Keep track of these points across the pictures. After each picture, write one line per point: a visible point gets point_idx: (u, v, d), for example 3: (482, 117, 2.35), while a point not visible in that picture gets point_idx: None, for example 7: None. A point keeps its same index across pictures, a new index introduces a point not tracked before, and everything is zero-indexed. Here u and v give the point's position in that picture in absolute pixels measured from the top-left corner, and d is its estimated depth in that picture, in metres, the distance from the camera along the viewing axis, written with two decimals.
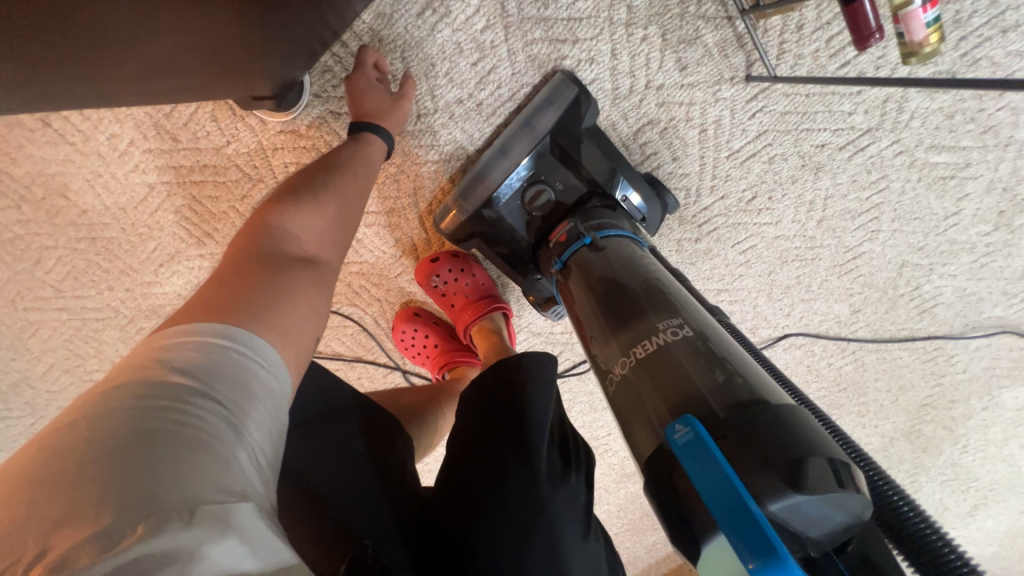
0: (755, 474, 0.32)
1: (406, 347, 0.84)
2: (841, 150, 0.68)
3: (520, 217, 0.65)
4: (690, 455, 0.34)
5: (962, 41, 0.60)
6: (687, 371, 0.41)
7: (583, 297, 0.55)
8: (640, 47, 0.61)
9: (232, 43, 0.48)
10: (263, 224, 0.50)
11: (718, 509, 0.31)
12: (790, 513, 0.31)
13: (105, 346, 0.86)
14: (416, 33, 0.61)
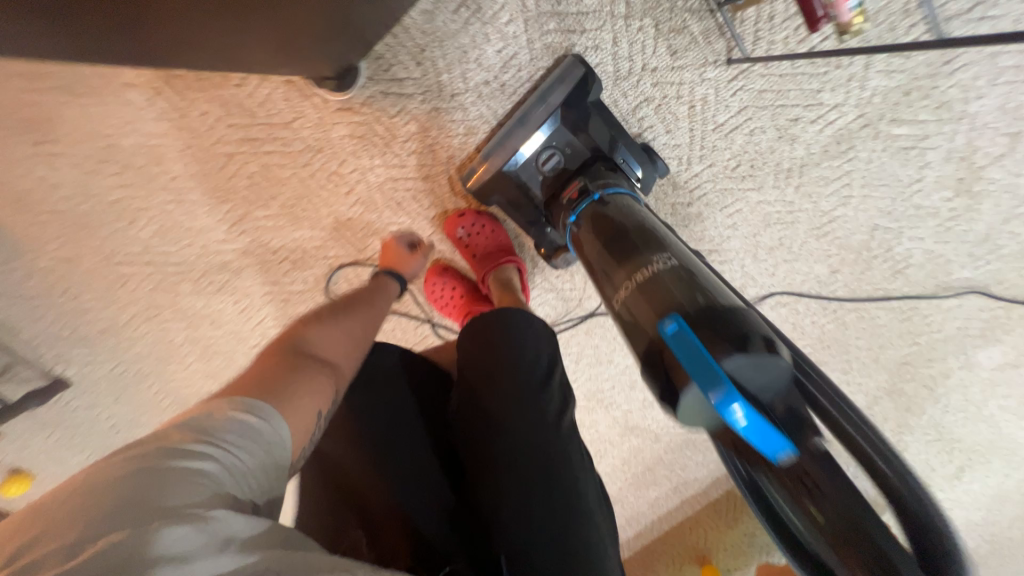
0: (718, 346, 0.44)
1: (435, 298, 0.97)
2: (812, 124, 0.79)
3: (534, 179, 0.77)
4: (673, 338, 0.46)
5: (912, 28, 0.71)
6: (673, 288, 0.53)
7: (590, 242, 0.66)
8: (637, 35, 0.74)
9: (307, 35, 0.63)
10: (295, 335, 0.65)
11: (692, 367, 0.44)
12: (743, 371, 0.43)
13: (178, 298, 1.00)
14: (452, 26, 0.75)
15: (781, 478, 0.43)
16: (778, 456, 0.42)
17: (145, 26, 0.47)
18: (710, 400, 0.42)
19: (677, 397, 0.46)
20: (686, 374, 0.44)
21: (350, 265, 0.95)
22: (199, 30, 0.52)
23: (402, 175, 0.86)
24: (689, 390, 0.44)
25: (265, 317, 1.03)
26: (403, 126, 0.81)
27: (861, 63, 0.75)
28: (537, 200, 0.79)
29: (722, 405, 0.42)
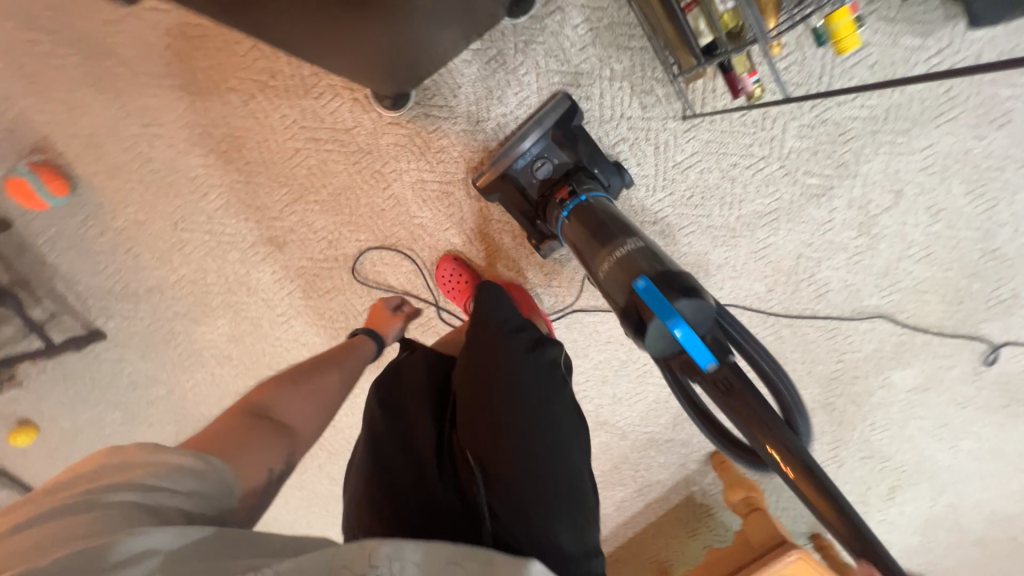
0: (669, 292, 0.63)
1: (444, 281, 1.15)
2: (747, 170, 1.05)
3: (531, 182, 1.01)
4: (641, 287, 0.65)
5: (813, 108, 0.99)
6: (640, 261, 0.72)
7: (578, 232, 0.88)
8: (618, 92, 1.00)
9: (377, 64, 0.85)
10: (261, 398, 0.82)
11: (654, 305, 0.62)
12: (691, 310, 0.61)
13: (225, 264, 1.18)
14: (482, 72, 1.00)
15: (716, 387, 0.58)
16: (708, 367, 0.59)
17: (282, 41, 0.71)
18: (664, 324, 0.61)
19: (641, 328, 0.64)
20: (650, 310, 0.63)
21: (377, 250, 1.16)
22: (304, 47, 0.74)
23: (431, 178, 1.09)
24: (652, 321, 0.62)
25: (297, 288, 1.21)
26: (436, 140, 1.06)
27: (782, 128, 1.01)
28: (533, 199, 1.01)
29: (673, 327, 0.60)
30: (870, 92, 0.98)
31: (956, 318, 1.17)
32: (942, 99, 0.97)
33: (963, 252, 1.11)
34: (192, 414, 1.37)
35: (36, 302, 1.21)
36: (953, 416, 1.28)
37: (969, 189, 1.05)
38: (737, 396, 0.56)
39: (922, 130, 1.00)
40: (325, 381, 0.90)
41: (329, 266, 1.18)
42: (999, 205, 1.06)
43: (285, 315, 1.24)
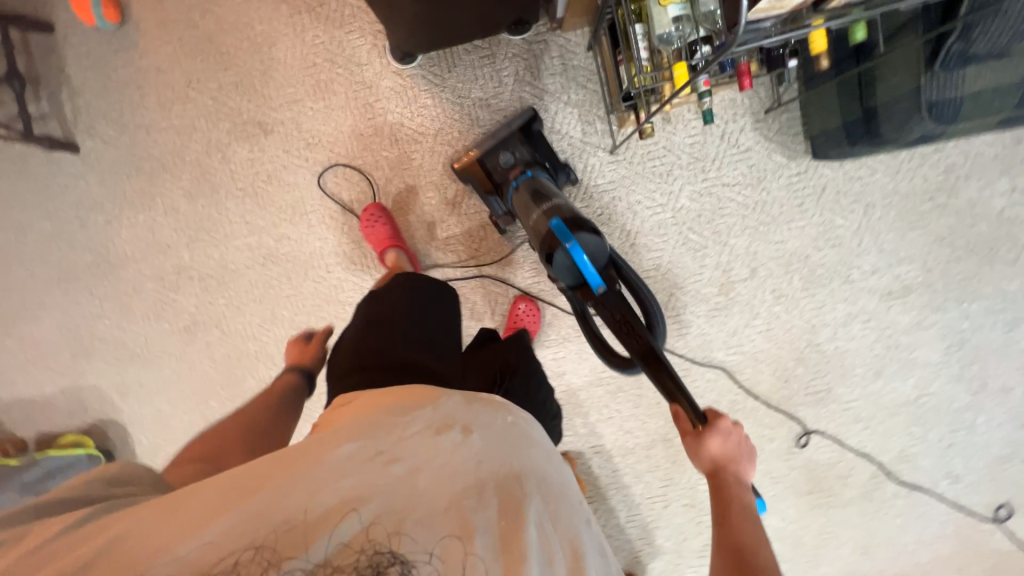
0: (576, 229, 0.92)
1: (367, 223, 1.32)
2: (647, 209, 1.32)
3: (496, 168, 1.20)
4: (554, 226, 0.92)
5: (704, 181, 1.30)
6: (561, 207, 0.99)
7: (523, 199, 1.08)
8: (568, 116, 1.29)
9: (409, 26, 1.11)
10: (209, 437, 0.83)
11: (563, 238, 0.91)
12: (589, 241, 0.92)
13: (213, 129, 1.37)
14: (475, 63, 1.30)
15: (610, 302, 0.91)
16: (597, 287, 0.91)
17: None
18: (567, 247, 0.90)
19: (553, 254, 0.92)
20: (558, 240, 0.91)
21: (344, 166, 1.36)
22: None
23: (409, 125, 1.33)
24: (558, 248, 0.91)
25: (263, 171, 1.38)
26: (424, 98, 1.32)
27: (680, 186, 1.31)
28: (495, 180, 1.21)
29: (574, 250, 0.90)
30: (746, 184, 1.30)
31: (781, 393, 1.40)
32: (792, 209, 1.30)
33: (793, 336, 1.37)
34: (116, 250, 1.44)
35: (35, 98, 1.35)
36: (767, 488, 1.45)
37: (804, 285, 1.34)
38: (627, 324, 0.90)
39: (776, 227, 1.31)
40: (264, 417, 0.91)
41: (298, 164, 1.37)
42: (824, 307, 1.35)
43: (244, 192, 1.39)
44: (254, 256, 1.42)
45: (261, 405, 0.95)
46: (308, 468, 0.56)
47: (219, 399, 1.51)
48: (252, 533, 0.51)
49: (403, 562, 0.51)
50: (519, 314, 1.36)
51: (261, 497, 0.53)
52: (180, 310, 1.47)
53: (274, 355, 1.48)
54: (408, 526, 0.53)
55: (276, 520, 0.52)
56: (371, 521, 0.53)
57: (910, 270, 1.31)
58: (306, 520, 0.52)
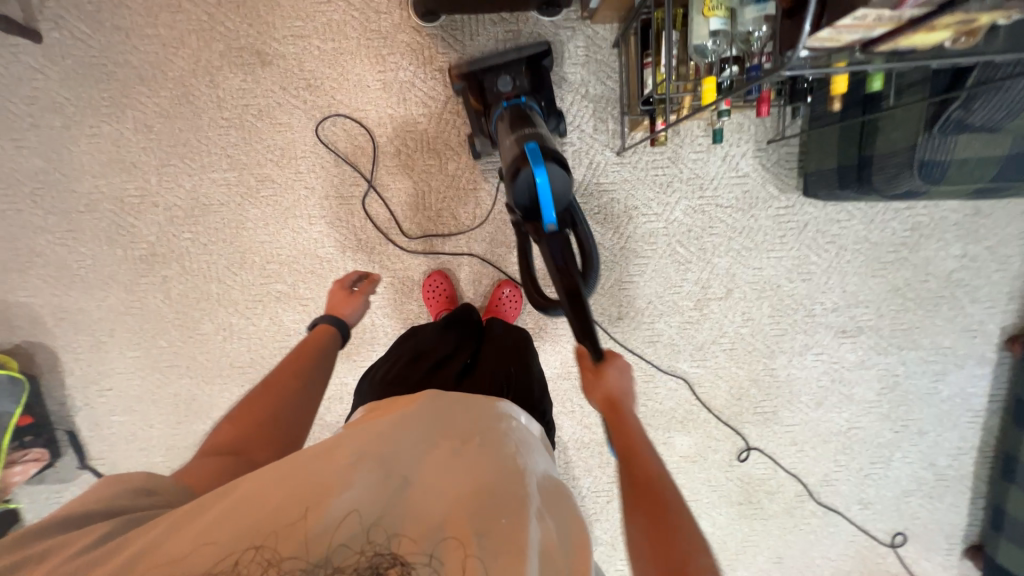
0: (551, 161, 0.87)
1: (427, 290, 1.35)
2: (642, 217, 1.35)
3: (491, 89, 1.11)
4: (528, 148, 0.87)
5: (700, 198, 1.34)
6: (539, 137, 0.94)
7: (506, 123, 1.02)
8: (582, 108, 1.28)
9: None
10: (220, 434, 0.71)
11: (535, 165, 0.85)
12: (558, 175, 0.87)
13: (204, 49, 1.25)
14: (499, 36, 1.25)
15: (556, 244, 0.89)
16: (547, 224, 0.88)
17: None
18: (533, 174, 0.85)
19: (518, 175, 0.86)
20: (530, 162, 0.85)
21: (344, 116, 1.29)
22: None
23: (420, 86, 1.28)
24: (524, 169, 0.86)
25: (253, 105, 1.28)
26: (440, 62, 1.26)
27: (677, 199, 1.34)
28: (487, 102, 1.12)
29: (540, 180, 0.85)
30: (737, 209, 1.35)
31: (732, 409, 1.49)
32: (774, 239, 1.37)
33: (753, 359, 1.45)
34: (71, 160, 1.30)
35: None
36: (704, 495, 1.55)
37: (771, 313, 1.42)
38: (567, 273, 0.87)
39: (757, 255, 1.38)
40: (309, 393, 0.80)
41: (294, 103, 1.29)
42: (784, 336, 1.43)
43: (229, 123, 1.29)
44: (231, 193, 1.33)
45: (282, 379, 0.79)
46: (319, 470, 0.58)
47: (169, 339, 1.42)
48: (260, 533, 0.52)
49: (404, 565, 0.52)
50: (502, 298, 1.36)
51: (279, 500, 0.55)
52: (137, 237, 1.35)
53: (237, 301, 1.40)
54: (409, 530, 0.55)
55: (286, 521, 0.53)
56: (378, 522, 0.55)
57: (865, 313, 1.42)
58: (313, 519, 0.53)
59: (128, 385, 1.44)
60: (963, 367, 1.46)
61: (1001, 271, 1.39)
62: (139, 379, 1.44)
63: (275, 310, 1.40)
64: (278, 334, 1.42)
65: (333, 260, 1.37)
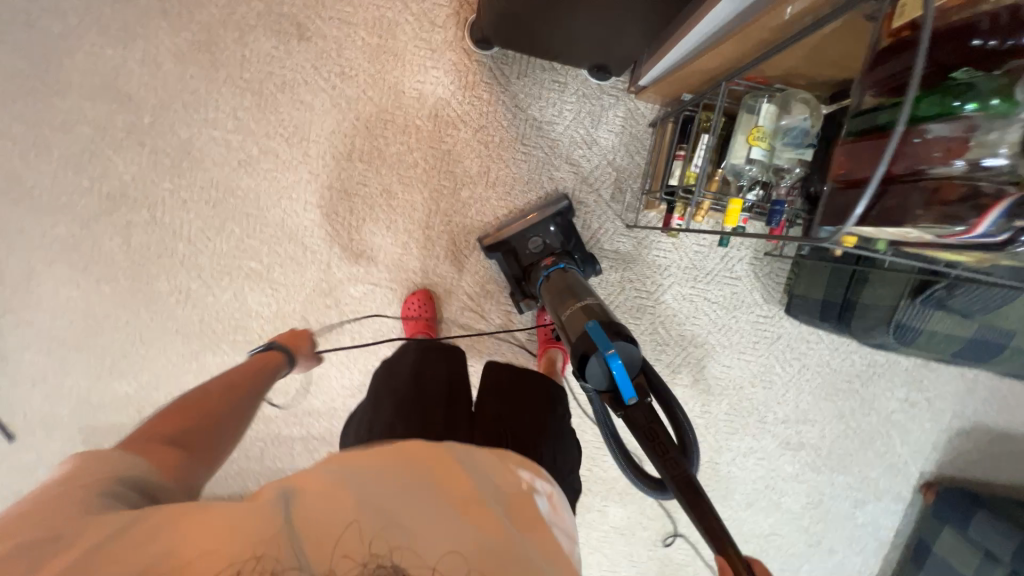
0: (617, 337, 0.80)
1: (405, 306, 1.32)
2: (633, 291, 1.37)
3: (526, 252, 1.24)
4: (591, 328, 0.81)
5: (691, 290, 1.38)
6: (595, 312, 0.89)
7: (556, 301, 1.02)
8: (605, 174, 1.29)
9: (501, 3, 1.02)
10: (199, 405, 0.79)
11: (602, 343, 0.79)
12: (627, 349, 0.79)
13: (243, 5, 1.19)
14: (544, 82, 1.25)
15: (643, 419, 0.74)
16: (627, 399, 0.76)
17: None
18: (606, 353, 0.77)
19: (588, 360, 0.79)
20: (596, 345, 0.79)
21: (370, 113, 1.24)
22: None
23: (455, 104, 1.25)
24: (595, 354, 0.78)
25: (277, 76, 1.22)
26: (480, 89, 1.25)
27: (669, 284, 1.37)
28: (524, 263, 1.24)
29: (613, 356, 0.76)
30: (723, 306, 1.39)
31: None
32: (748, 343, 1.42)
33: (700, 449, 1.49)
34: (58, 72, 1.19)
35: None
36: (622, 568, 1.56)
37: (728, 410, 1.47)
38: (660, 444, 0.70)
39: (728, 354, 1.43)
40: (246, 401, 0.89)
41: (320, 84, 1.23)
42: (733, 435, 1.48)
43: (245, 84, 1.22)
44: (226, 156, 1.25)
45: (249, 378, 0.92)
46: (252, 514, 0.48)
47: (114, 287, 1.30)
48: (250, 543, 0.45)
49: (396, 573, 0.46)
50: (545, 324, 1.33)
51: (226, 517, 0.48)
52: (109, 172, 1.24)
53: (201, 267, 1.30)
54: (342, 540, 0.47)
55: (237, 548, 0.45)
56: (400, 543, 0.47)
57: (809, 432, 1.50)
58: (304, 536, 0.47)
59: (53, 324, 1.31)
60: (880, 501, 1.56)
61: (932, 421, 1.50)
62: (67, 320, 1.31)
63: (240, 287, 1.31)
64: (237, 312, 1.33)
65: (316, 253, 1.31)
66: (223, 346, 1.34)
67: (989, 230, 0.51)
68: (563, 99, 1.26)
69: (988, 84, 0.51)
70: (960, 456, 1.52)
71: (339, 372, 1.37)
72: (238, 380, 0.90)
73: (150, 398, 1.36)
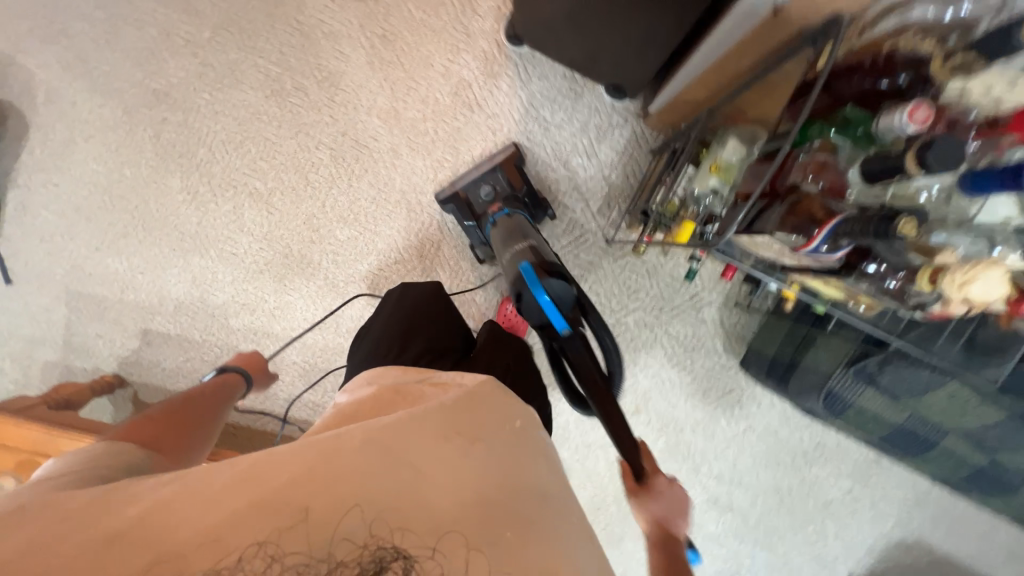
0: (546, 275, 0.81)
1: None
2: (598, 304, 1.39)
3: (477, 199, 1.30)
4: (522, 271, 0.83)
5: (652, 320, 1.39)
6: (531, 254, 0.90)
7: (500, 242, 1.07)
8: (596, 187, 1.34)
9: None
10: (183, 409, 0.90)
11: (531, 285, 0.81)
12: (558, 286, 0.80)
13: None
14: (564, 88, 1.33)
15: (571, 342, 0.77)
16: (560, 330, 0.78)
17: None
18: (535, 296, 0.80)
19: (521, 299, 0.83)
20: (526, 287, 0.82)
21: (398, 77, 1.35)
22: None
23: (476, 88, 1.34)
24: (526, 295, 0.81)
25: (327, 25, 1.34)
26: (502, 80, 1.33)
27: (635, 307, 1.39)
28: (477, 213, 1.30)
29: (541, 296, 0.79)
30: (683, 345, 1.40)
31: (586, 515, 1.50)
32: (699, 388, 1.41)
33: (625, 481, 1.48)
34: None
35: None
36: None
37: (665, 450, 1.45)
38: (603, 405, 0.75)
39: (676, 394, 1.42)
40: (217, 417, 0.96)
41: (361, 42, 1.34)
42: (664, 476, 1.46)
43: (297, 25, 1.34)
44: (263, 83, 1.37)
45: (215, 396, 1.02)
46: (239, 496, 0.53)
47: (134, 172, 1.42)
48: (261, 529, 0.50)
49: (405, 557, 0.51)
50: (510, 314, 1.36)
51: (215, 516, 0.51)
52: (161, 72, 1.38)
53: (213, 175, 1.41)
54: (331, 523, 0.52)
55: (240, 540, 0.50)
56: (399, 526, 0.52)
57: (741, 496, 1.46)
58: (308, 519, 0.51)
59: (73, 191, 1.44)
60: None
61: (872, 524, 1.44)
62: (86, 192, 1.44)
63: (241, 203, 1.42)
64: (231, 225, 1.43)
65: (315, 191, 1.40)
66: (211, 252, 1.44)
67: (822, 243, 0.64)
68: (576, 108, 1.33)
69: (860, 122, 0.66)
70: (894, 569, 1.45)
71: (306, 305, 1.45)
72: (213, 393, 1.01)
73: (135, 281, 1.47)
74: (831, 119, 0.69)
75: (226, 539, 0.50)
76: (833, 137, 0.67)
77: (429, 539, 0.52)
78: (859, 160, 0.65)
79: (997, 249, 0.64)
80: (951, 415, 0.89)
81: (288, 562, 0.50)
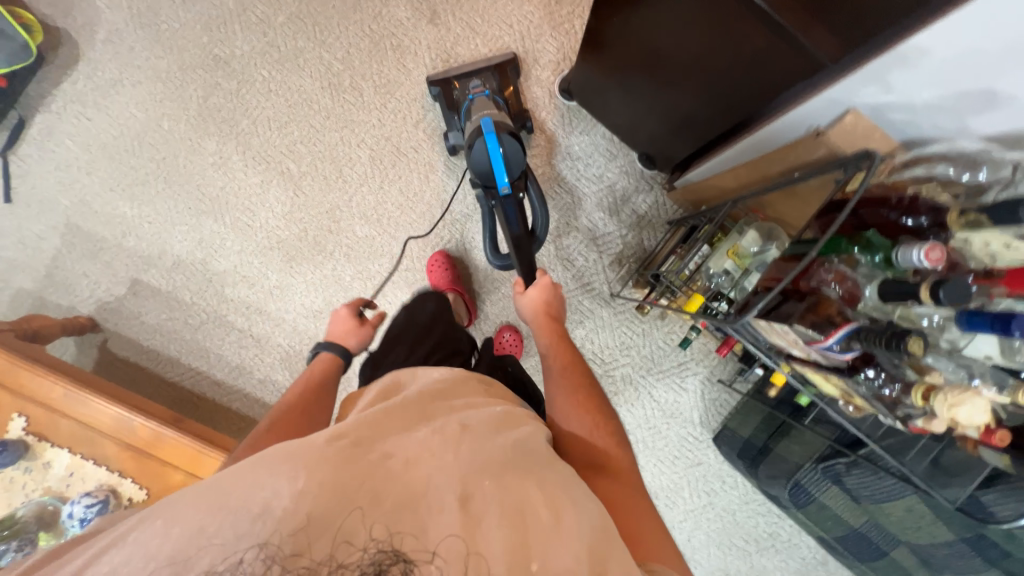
0: (504, 137, 0.98)
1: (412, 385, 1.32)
2: (590, 353, 1.43)
3: (462, 90, 1.33)
4: (484, 123, 0.98)
5: (638, 379, 1.43)
6: (495, 118, 1.05)
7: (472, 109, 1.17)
8: (612, 243, 1.42)
9: (590, 65, 1.20)
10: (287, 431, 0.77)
11: (489, 139, 0.96)
12: (511, 147, 0.97)
13: None
14: (599, 145, 1.42)
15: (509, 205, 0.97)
16: (501, 187, 0.97)
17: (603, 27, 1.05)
18: (490, 151, 0.96)
19: (474, 145, 0.98)
20: (483, 140, 0.97)
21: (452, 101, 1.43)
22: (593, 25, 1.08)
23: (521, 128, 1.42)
24: (481, 144, 0.96)
25: (397, 38, 1.42)
26: (547, 126, 1.42)
27: (625, 363, 1.43)
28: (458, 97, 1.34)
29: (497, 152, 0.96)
30: (663, 409, 1.44)
31: None
32: (669, 455, 1.44)
33: None
34: None
35: None
36: None
37: None
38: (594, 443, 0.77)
39: (646, 456, 1.44)
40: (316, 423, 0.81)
41: (425, 61, 1.43)
42: None
43: (369, 31, 1.42)
44: (322, 75, 1.43)
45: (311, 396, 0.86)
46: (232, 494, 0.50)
47: (172, 126, 1.44)
48: (256, 529, 0.47)
49: (404, 561, 0.48)
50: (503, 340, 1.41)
51: (207, 514, 0.48)
52: (227, 41, 1.43)
53: (250, 147, 1.44)
54: (329, 518, 0.49)
55: (236, 538, 0.47)
56: (397, 527, 0.49)
57: None
58: (309, 523, 0.48)
59: (105, 129, 1.44)
60: None
61: None
62: (118, 132, 1.44)
63: (269, 178, 1.44)
64: (254, 197, 1.44)
65: (343, 183, 1.44)
66: (225, 218, 1.44)
67: (834, 343, 0.70)
68: (608, 167, 1.42)
69: (880, 245, 0.75)
70: None
71: (307, 291, 1.45)
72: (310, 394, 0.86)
73: (139, 229, 1.45)
74: (857, 238, 0.77)
75: (223, 539, 0.47)
76: (857, 254, 0.76)
77: (428, 542, 0.49)
78: (877, 281, 0.72)
79: (975, 380, 0.72)
80: (906, 527, 0.94)
81: (289, 567, 0.46)
